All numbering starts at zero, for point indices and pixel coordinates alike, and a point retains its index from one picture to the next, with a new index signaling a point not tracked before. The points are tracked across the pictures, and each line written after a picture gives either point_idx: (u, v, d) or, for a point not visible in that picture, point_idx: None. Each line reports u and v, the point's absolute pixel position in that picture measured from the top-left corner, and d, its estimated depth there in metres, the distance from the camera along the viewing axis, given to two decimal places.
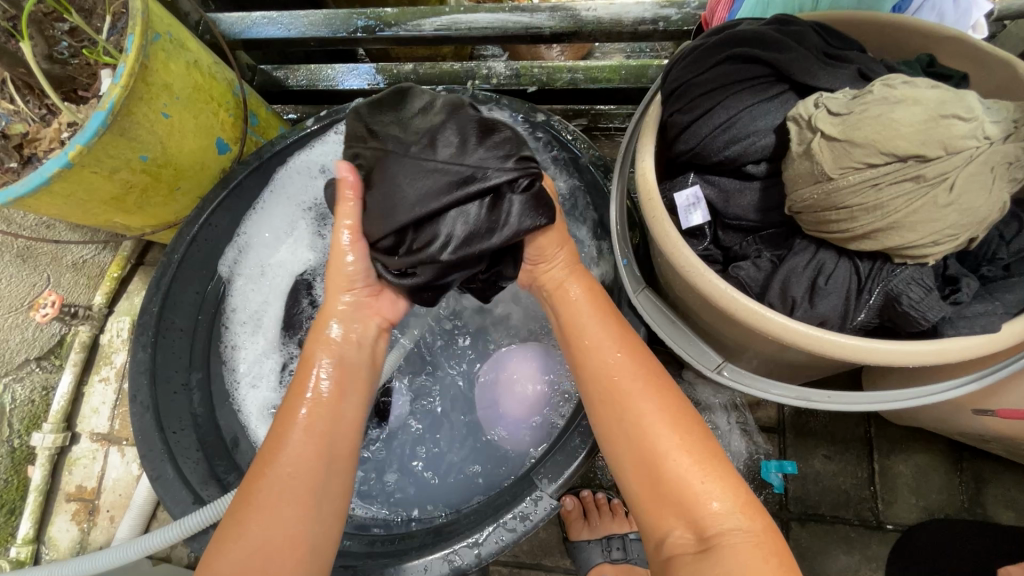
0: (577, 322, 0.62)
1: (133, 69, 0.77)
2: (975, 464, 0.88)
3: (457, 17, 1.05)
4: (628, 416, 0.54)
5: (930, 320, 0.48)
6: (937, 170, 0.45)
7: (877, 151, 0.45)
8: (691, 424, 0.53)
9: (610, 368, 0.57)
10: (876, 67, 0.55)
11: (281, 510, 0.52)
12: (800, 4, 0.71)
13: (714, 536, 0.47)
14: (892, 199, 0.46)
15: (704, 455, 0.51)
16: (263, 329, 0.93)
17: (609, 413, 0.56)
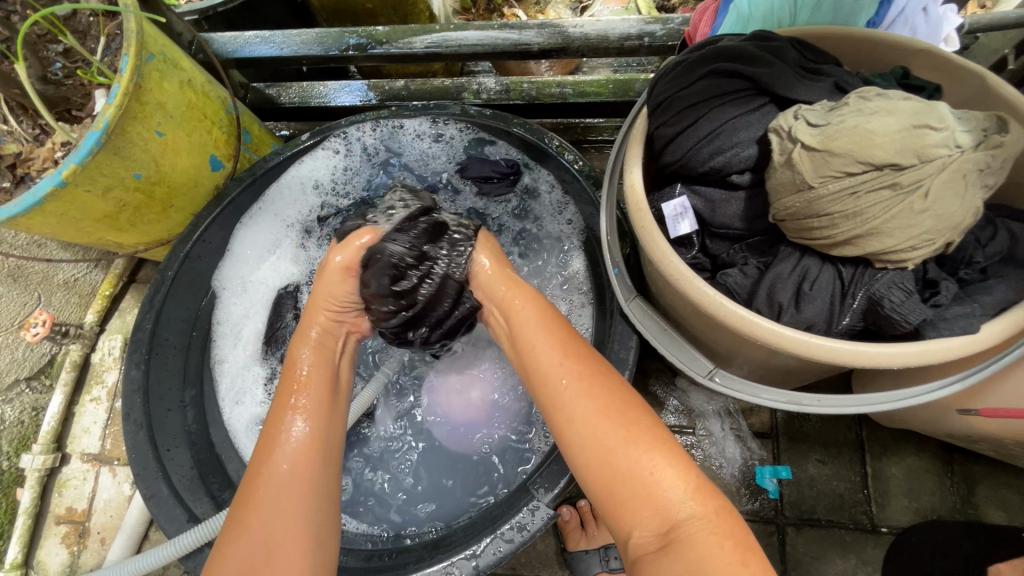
0: (525, 332, 0.63)
1: (128, 89, 0.77)
2: (965, 466, 0.89)
3: (447, 35, 1.07)
4: (577, 418, 0.54)
5: (912, 323, 0.49)
6: (912, 177, 0.46)
7: (856, 160, 0.47)
8: (643, 419, 0.54)
9: (556, 371, 0.58)
10: (852, 80, 0.57)
11: (287, 512, 0.52)
12: (777, 19, 0.74)
13: (671, 530, 0.48)
14: (871, 206, 0.47)
15: (659, 446, 0.51)
16: (243, 343, 0.94)
17: (560, 415, 0.56)
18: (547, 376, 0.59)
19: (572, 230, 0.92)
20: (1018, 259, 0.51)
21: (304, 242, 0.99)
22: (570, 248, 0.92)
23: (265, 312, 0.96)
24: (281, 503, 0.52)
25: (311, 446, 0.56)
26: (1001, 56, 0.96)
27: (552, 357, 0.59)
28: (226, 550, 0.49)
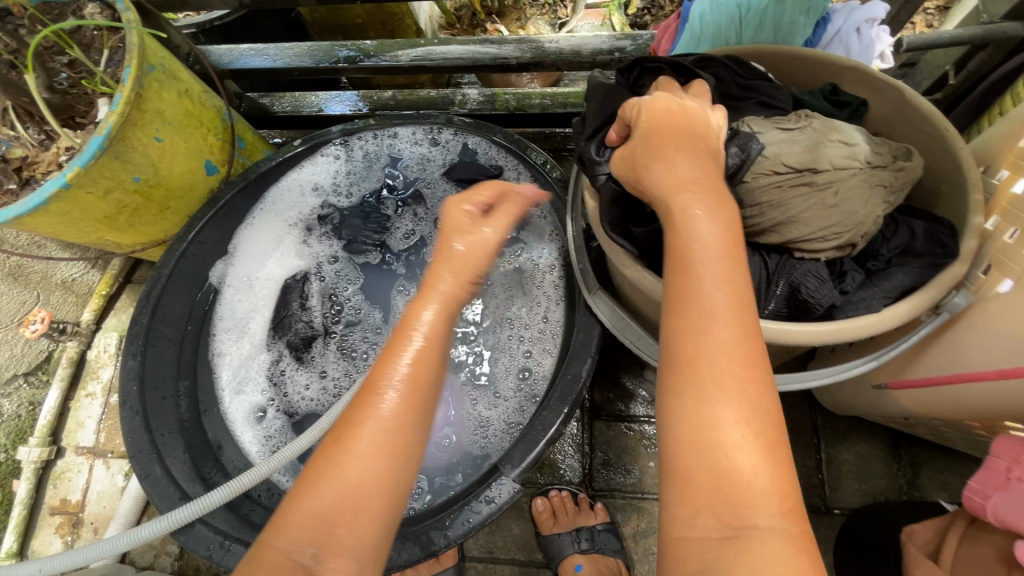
0: (693, 277, 0.45)
1: (130, 97, 0.83)
2: (911, 451, 0.96)
3: (431, 49, 1.14)
4: (707, 376, 0.43)
5: (826, 305, 0.54)
6: (826, 177, 0.52)
7: (781, 162, 0.53)
8: (767, 422, 0.42)
9: (711, 312, 0.44)
10: (779, 95, 0.63)
11: (358, 479, 0.49)
12: (726, 37, 0.79)
13: (744, 527, 0.39)
14: (792, 199, 0.53)
15: (775, 458, 0.41)
16: (250, 334, 1.00)
17: (683, 369, 0.44)
18: (699, 316, 0.44)
19: (550, 222, 0.97)
20: (915, 252, 0.58)
21: (309, 237, 1.06)
22: (534, 242, 0.98)
23: (271, 306, 1.02)
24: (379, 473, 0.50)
25: (407, 410, 0.53)
26: (943, 73, 1.04)
27: (723, 282, 0.45)
28: (308, 491, 0.49)
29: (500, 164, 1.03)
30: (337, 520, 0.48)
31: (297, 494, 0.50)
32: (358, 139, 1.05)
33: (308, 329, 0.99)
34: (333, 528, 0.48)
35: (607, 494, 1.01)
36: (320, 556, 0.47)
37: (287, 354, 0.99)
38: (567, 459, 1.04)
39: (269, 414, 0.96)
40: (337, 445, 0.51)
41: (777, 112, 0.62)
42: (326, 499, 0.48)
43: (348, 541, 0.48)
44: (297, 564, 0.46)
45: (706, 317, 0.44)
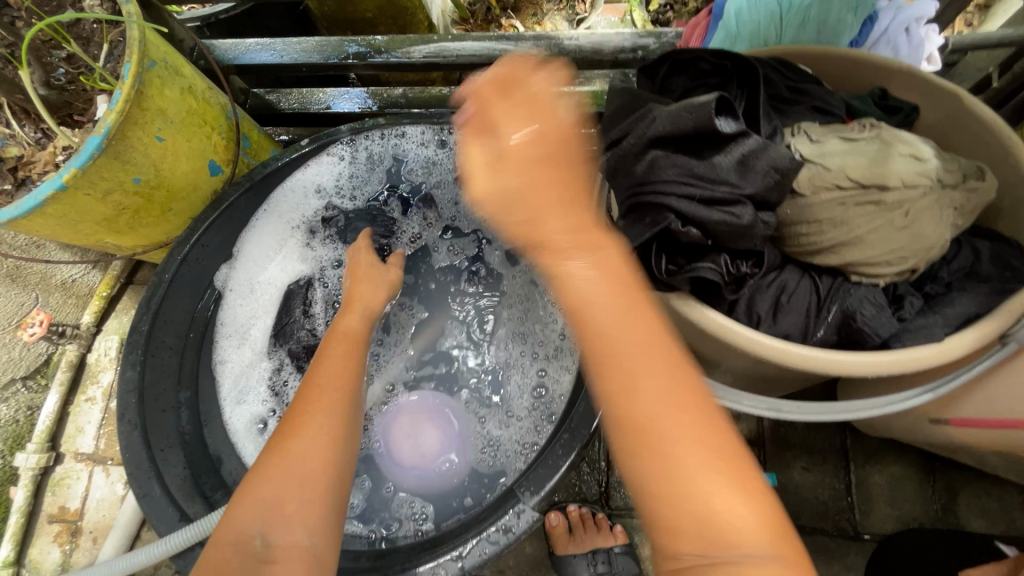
0: (593, 320, 0.43)
1: (130, 95, 0.79)
2: (946, 474, 0.91)
3: (445, 45, 1.09)
4: (669, 433, 0.39)
5: (883, 336, 0.50)
6: (896, 196, 0.48)
7: (846, 176, 0.49)
8: (723, 443, 0.40)
9: (633, 352, 0.42)
10: (833, 99, 0.58)
11: (311, 460, 0.57)
12: (765, 38, 0.75)
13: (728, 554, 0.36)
14: (857, 217, 0.49)
15: (764, 512, 0.38)
16: (251, 341, 0.97)
17: (637, 432, 0.40)
18: (620, 361, 0.42)
19: None
20: (981, 275, 0.53)
21: (313, 241, 1.02)
22: None
23: (272, 311, 0.99)
24: (320, 455, 0.58)
25: (337, 398, 0.63)
26: (986, 75, 0.98)
27: (645, 331, 0.43)
28: (266, 474, 0.56)
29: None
30: (283, 505, 0.54)
31: (245, 485, 0.56)
32: (365, 138, 0.99)
33: (310, 338, 0.96)
34: (283, 507, 0.53)
35: (625, 513, 0.97)
36: (269, 535, 0.52)
37: (289, 365, 0.96)
38: (584, 476, 0.99)
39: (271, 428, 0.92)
40: (279, 441, 0.58)
41: (832, 118, 0.58)
42: (271, 485, 0.54)
43: (295, 524, 0.53)
44: (252, 545, 0.51)
45: (640, 370, 0.41)
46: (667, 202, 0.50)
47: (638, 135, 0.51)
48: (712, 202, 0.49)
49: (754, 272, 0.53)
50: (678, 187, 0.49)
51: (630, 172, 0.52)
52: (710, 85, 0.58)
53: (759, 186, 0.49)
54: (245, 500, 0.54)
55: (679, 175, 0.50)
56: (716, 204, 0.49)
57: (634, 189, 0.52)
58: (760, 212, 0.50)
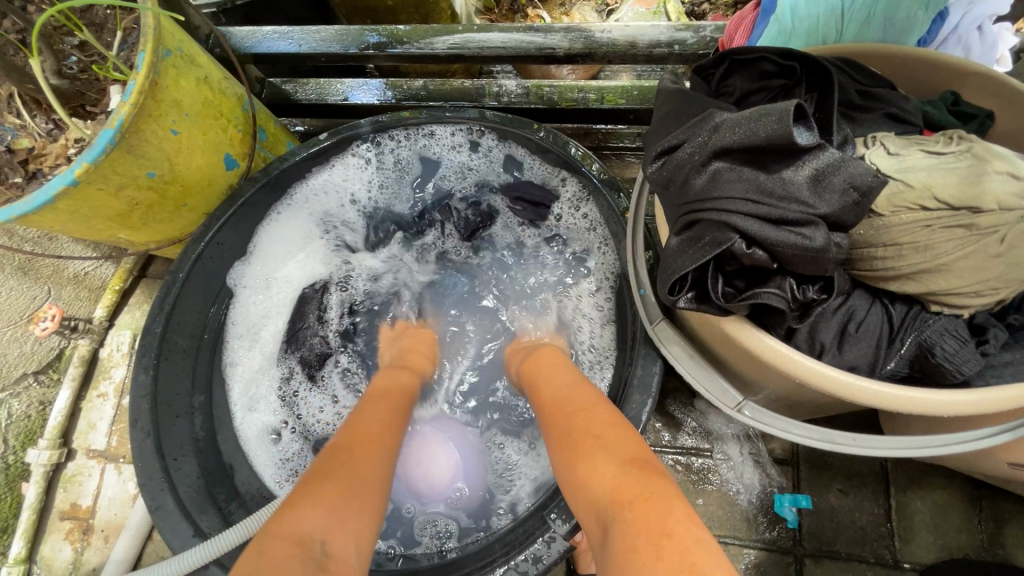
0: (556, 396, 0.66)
1: (144, 86, 0.75)
2: (993, 502, 0.86)
3: (470, 36, 1.04)
4: (590, 464, 0.53)
5: (966, 374, 0.45)
6: (989, 221, 0.43)
7: (932, 196, 0.45)
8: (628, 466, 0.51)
9: (573, 417, 0.60)
10: (909, 107, 0.54)
11: (372, 483, 0.54)
12: (823, 35, 0.70)
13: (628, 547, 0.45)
14: (943, 242, 0.44)
15: (658, 529, 0.44)
16: (262, 344, 0.94)
17: (568, 468, 0.55)
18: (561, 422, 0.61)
19: (598, 239, 0.89)
20: None
21: (336, 242, 0.99)
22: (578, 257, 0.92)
23: (287, 312, 0.96)
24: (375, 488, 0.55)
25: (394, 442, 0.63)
26: None
27: (601, 405, 0.61)
28: (331, 482, 0.52)
29: (543, 173, 0.94)
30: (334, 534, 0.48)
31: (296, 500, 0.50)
32: (389, 139, 0.95)
33: (323, 345, 0.94)
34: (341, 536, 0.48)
35: None
36: (329, 544, 0.46)
37: (299, 371, 0.93)
38: None
39: (282, 436, 0.90)
40: (322, 467, 0.54)
41: (908, 128, 0.53)
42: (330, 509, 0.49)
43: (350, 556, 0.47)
44: (309, 551, 0.45)
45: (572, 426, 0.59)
46: (732, 221, 0.45)
47: (698, 146, 0.47)
48: (780, 224, 0.45)
49: (822, 297, 0.49)
50: (743, 206, 0.45)
51: (688, 185, 0.48)
52: (772, 88, 0.54)
53: (835, 206, 0.44)
54: (314, 501, 0.49)
55: (744, 194, 0.45)
56: (786, 227, 0.45)
57: (690, 205, 0.48)
58: (833, 233, 0.46)
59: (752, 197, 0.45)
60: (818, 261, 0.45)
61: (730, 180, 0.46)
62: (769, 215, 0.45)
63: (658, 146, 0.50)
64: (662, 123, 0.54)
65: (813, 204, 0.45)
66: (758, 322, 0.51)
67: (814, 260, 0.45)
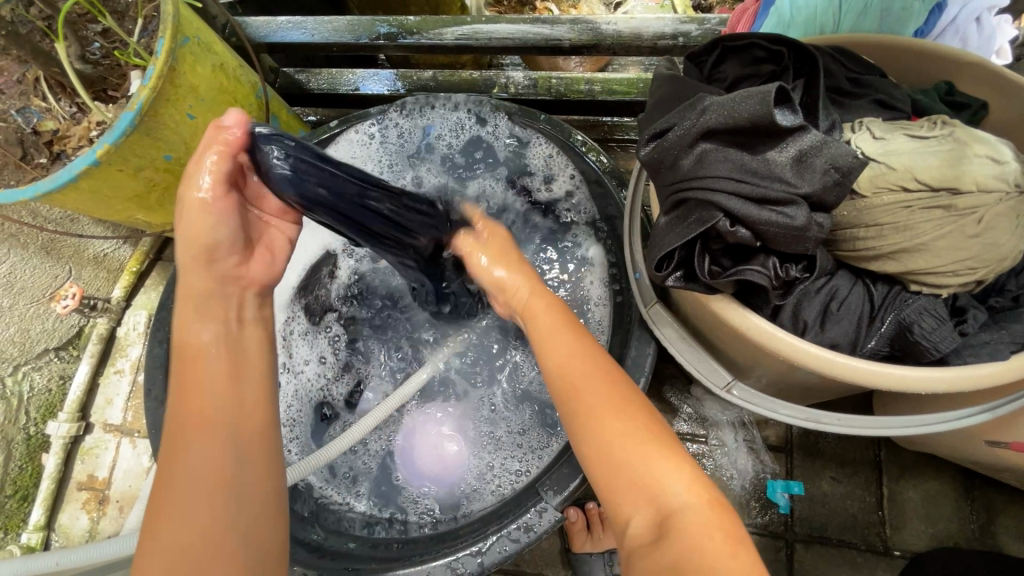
0: (553, 343, 0.62)
1: (163, 71, 0.79)
2: (986, 493, 0.87)
3: (478, 27, 1.06)
4: (641, 453, 0.51)
5: (943, 351, 0.47)
6: (967, 202, 0.45)
7: (912, 178, 0.47)
8: (651, 432, 0.53)
9: (579, 367, 0.59)
10: (899, 94, 0.56)
11: (193, 511, 0.47)
12: (821, 26, 0.71)
13: (666, 516, 0.48)
14: (922, 223, 0.46)
15: (698, 512, 0.47)
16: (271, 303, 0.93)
17: (610, 453, 0.53)
18: (570, 371, 0.59)
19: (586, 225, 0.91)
20: None
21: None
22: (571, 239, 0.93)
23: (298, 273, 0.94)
24: (217, 470, 0.49)
25: (225, 427, 0.51)
26: None
27: (602, 359, 0.60)
28: (157, 533, 0.47)
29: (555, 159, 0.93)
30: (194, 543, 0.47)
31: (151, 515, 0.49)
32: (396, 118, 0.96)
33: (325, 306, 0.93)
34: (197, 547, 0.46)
35: None
36: None
37: (301, 317, 0.92)
38: None
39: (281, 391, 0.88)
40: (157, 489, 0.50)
41: (896, 114, 0.55)
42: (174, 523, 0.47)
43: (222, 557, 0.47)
44: None
45: (582, 379, 0.58)
46: (718, 200, 0.47)
47: (686, 128, 0.49)
48: (763, 204, 0.47)
49: (805, 276, 0.50)
50: (726, 186, 0.47)
51: (677, 167, 0.50)
52: (763, 74, 0.55)
53: (816, 185, 0.46)
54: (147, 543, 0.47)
55: (729, 173, 0.47)
56: (768, 206, 0.47)
57: (679, 185, 0.50)
58: (815, 213, 0.47)
59: (735, 178, 0.47)
60: (800, 240, 0.47)
61: (716, 157, 0.48)
62: (752, 195, 0.47)
63: (651, 129, 0.51)
64: (655, 106, 0.56)
65: (795, 186, 0.46)
66: (745, 300, 0.53)
67: (795, 240, 0.47)
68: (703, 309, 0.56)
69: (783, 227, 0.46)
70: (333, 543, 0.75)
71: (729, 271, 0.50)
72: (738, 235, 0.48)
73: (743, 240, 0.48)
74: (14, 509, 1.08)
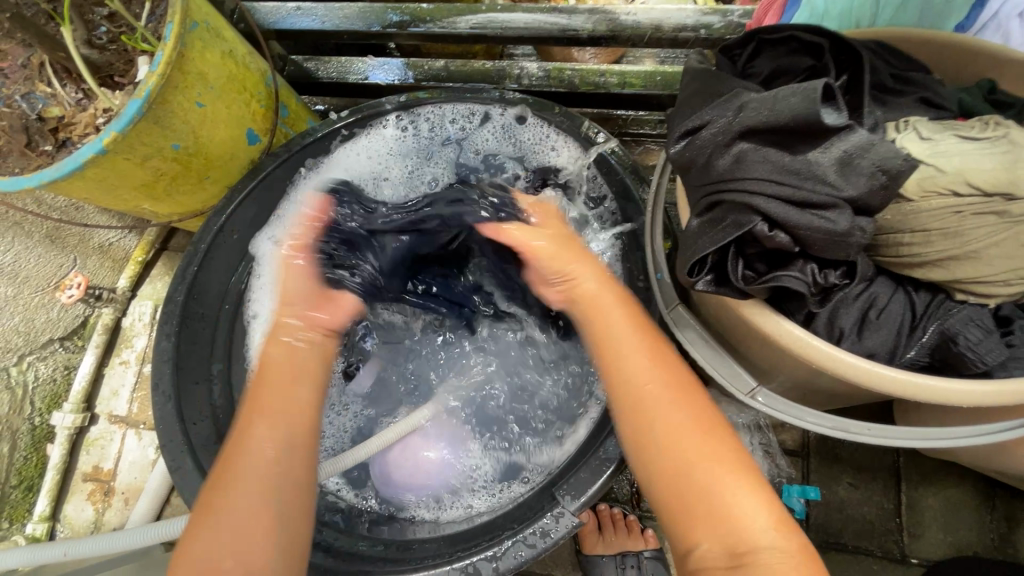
0: (608, 332, 0.62)
1: (171, 57, 0.76)
2: (1007, 502, 0.86)
3: (493, 16, 1.02)
4: (705, 477, 0.51)
5: (989, 363, 0.46)
6: (1022, 208, 0.44)
7: (964, 182, 0.45)
8: (733, 455, 0.53)
9: (647, 372, 0.58)
10: (945, 92, 0.53)
11: (247, 501, 0.54)
12: (856, 20, 0.69)
13: (747, 553, 0.47)
14: (974, 229, 0.45)
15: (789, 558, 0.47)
16: None
17: (691, 469, 0.52)
18: (637, 367, 0.58)
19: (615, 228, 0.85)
20: None
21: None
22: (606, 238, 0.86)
23: None
24: (253, 512, 0.54)
25: (281, 433, 0.60)
26: None
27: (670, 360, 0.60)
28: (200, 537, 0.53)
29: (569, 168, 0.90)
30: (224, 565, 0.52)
31: (196, 523, 0.54)
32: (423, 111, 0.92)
33: None
34: (218, 563, 0.51)
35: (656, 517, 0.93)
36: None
37: None
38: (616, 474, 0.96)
39: None
40: (219, 477, 0.57)
41: (942, 113, 0.53)
42: (201, 547, 0.52)
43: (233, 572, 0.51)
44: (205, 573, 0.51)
45: (657, 385, 0.57)
46: (754, 202, 0.45)
47: (722, 127, 0.46)
48: (803, 209, 0.45)
49: (843, 282, 0.48)
50: (766, 189, 0.45)
51: (710, 166, 0.48)
52: (802, 67, 0.53)
53: (862, 189, 0.44)
54: (203, 528, 0.53)
55: (768, 174, 0.45)
56: (808, 212, 0.45)
57: (713, 186, 0.48)
58: (858, 218, 0.45)
59: (774, 180, 0.45)
60: (842, 247, 0.45)
61: (755, 157, 0.46)
62: (791, 199, 0.45)
63: (682, 126, 0.49)
64: (685, 98, 0.54)
65: (839, 191, 0.44)
66: (779, 307, 0.51)
67: (836, 248, 0.45)
68: (733, 314, 0.53)
69: (824, 233, 0.44)
70: (344, 544, 0.75)
71: (764, 277, 0.48)
72: (776, 240, 0.46)
73: (780, 246, 0.46)
74: (19, 499, 1.07)
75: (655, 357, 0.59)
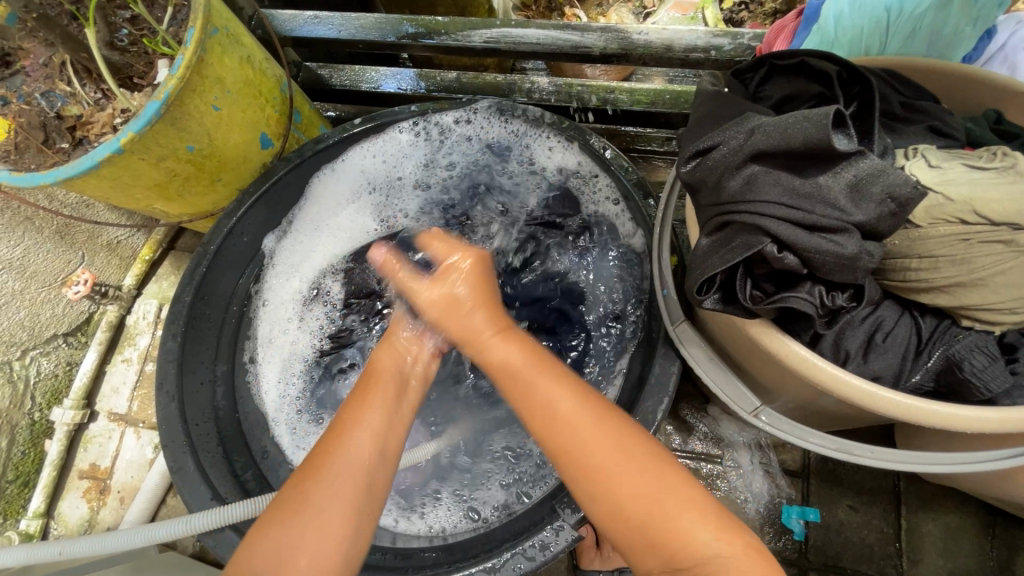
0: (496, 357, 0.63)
1: (191, 61, 0.77)
2: (1007, 531, 0.85)
3: (507, 31, 1.04)
4: (648, 502, 0.52)
5: (994, 390, 0.47)
6: None
7: (972, 210, 0.46)
8: (663, 468, 0.54)
9: (568, 407, 0.57)
10: (953, 121, 0.55)
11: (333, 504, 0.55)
12: (865, 48, 0.70)
13: (694, 564, 0.49)
14: (981, 256, 0.45)
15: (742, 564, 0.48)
16: (298, 276, 0.95)
17: (632, 499, 0.52)
18: (549, 407, 0.57)
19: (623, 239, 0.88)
20: None
21: (385, 201, 0.99)
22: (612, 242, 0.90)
23: (331, 253, 0.97)
24: (334, 511, 0.55)
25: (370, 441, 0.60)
26: None
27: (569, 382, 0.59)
28: (269, 530, 0.54)
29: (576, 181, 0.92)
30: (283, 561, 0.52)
31: (266, 519, 0.55)
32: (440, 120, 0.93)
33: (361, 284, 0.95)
34: (292, 562, 0.52)
35: None
36: None
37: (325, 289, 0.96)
38: None
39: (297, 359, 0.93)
40: (303, 476, 0.58)
41: (950, 141, 0.54)
42: (276, 538, 0.53)
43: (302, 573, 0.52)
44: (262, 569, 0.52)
45: (584, 423, 0.56)
46: (763, 223, 0.46)
47: (733, 148, 0.47)
48: (812, 232, 0.45)
49: (850, 304, 0.49)
50: (776, 211, 0.46)
51: (722, 187, 0.48)
52: (810, 94, 0.54)
53: (871, 215, 0.45)
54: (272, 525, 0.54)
55: (778, 196, 0.46)
56: (816, 235, 0.45)
57: (723, 207, 0.48)
58: (866, 242, 0.46)
59: (783, 203, 0.46)
60: (850, 270, 0.46)
61: (766, 179, 0.46)
62: (801, 222, 0.45)
63: (692, 147, 0.50)
64: (695, 117, 0.55)
65: (848, 213, 0.45)
66: (786, 327, 0.51)
67: (843, 271, 0.46)
68: (740, 331, 0.54)
69: (832, 256, 0.45)
70: None
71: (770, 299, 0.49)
72: (786, 260, 0.46)
73: (789, 267, 0.47)
74: (14, 495, 1.06)
75: (564, 389, 0.58)
